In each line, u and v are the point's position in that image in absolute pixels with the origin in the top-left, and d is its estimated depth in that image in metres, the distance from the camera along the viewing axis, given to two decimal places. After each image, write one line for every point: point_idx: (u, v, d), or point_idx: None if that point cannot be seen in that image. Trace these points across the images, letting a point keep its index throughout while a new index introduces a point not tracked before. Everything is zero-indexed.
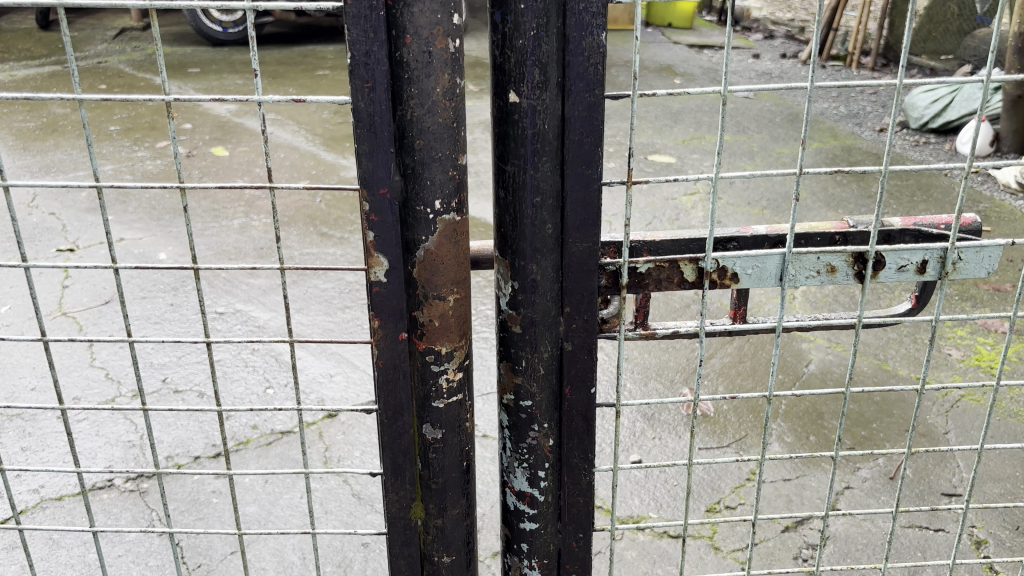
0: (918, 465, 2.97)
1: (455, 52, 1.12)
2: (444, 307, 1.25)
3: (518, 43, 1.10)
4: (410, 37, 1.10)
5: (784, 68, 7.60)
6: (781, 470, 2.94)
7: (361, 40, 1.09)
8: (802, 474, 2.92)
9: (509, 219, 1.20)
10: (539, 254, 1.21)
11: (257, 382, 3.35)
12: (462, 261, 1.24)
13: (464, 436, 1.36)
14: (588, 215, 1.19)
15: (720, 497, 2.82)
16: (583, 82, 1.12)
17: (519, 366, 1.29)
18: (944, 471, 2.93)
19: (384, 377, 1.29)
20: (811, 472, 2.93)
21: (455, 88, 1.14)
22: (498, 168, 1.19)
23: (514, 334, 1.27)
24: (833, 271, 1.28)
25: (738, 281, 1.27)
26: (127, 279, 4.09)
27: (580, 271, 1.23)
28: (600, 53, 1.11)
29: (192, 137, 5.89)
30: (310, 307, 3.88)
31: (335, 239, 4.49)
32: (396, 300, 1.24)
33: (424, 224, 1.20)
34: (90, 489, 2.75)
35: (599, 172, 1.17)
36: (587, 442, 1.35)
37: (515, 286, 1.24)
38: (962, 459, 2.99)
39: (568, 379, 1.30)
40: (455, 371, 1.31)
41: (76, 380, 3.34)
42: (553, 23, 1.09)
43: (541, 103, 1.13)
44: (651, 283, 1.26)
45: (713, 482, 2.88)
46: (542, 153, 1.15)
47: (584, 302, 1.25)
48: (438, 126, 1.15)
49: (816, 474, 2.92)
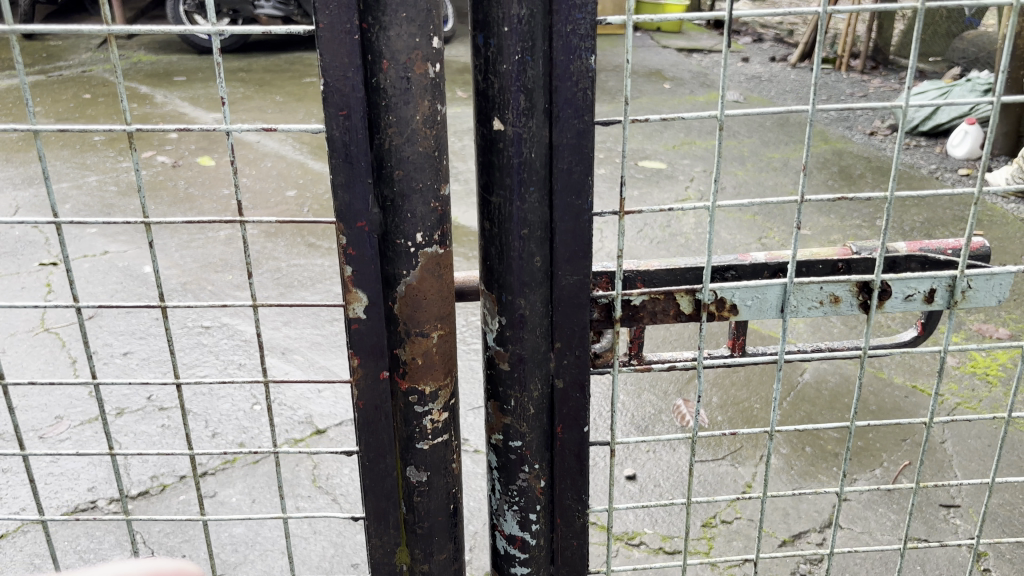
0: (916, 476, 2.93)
1: (434, 77, 1.05)
2: (427, 344, 1.18)
3: (502, 68, 1.04)
4: (387, 62, 1.03)
5: (773, 72, 7.55)
6: (778, 483, 2.89)
7: (334, 66, 1.02)
8: (800, 487, 2.87)
9: (494, 252, 1.14)
10: (527, 288, 1.15)
11: (243, 398, 3.28)
12: (446, 296, 1.17)
13: (451, 478, 1.29)
14: (577, 247, 1.13)
15: (716, 512, 2.76)
16: (571, 108, 1.06)
17: (508, 406, 1.22)
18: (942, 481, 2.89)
19: (364, 419, 1.22)
20: (809, 485, 2.87)
21: (436, 115, 1.07)
22: (483, 199, 1.13)
23: (502, 372, 1.20)
24: (836, 301, 1.21)
25: (737, 313, 1.21)
26: (112, 293, 4.02)
27: (570, 305, 1.16)
28: (589, 78, 1.04)
29: (177, 147, 5.81)
30: (297, 320, 3.82)
31: (323, 250, 4.43)
32: (376, 338, 1.17)
33: (406, 258, 1.14)
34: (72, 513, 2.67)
35: (590, 202, 1.11)
36: (581, 483, 1.27)
37: (502, 321, 1.17)
38: (959, 469, 2.94)
39: (560, 418, 1.23)
40: (441, 411, 1.23)
41: (59, 398, 3.26)
42: (539, 47, 1.03)
43: (528, 131, 1.06)
44: (645, 316, 1.20)
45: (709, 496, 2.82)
46: (528, 183, 1.09)
47: (575, 337, 1.18)
48: (417, 155, 1.08)
49: (814, 486, 2.87)
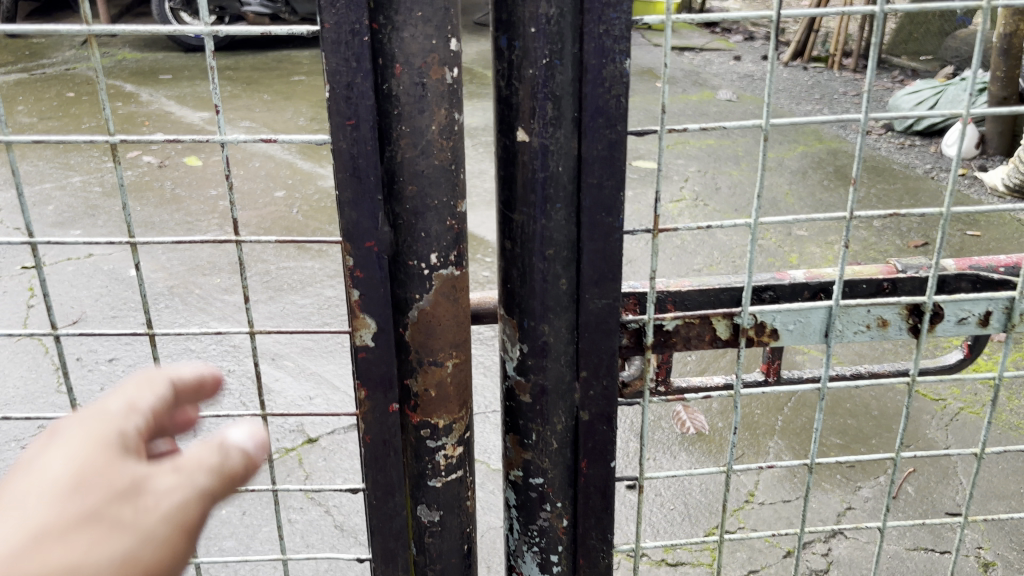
0: (918, 482, 2.77)
1: (452, 83, 0.95)
2: (441, 374, 1.08)
3: (527, 73, 0.94)
4: (400, 66, 0.93)
5: (765, 70, 7.47)
6: (779, 491, 2.76)
7: (341, 70, 0.91)
8: (802, 494, 2.74)
9: (516, 274, 1.04)
10: (551, 314, 1.05)
11: (232, 406, 3.16)
12: (462, 321, 1.07)
13: (464, 517, 1.19)
14: (607, 269, 1.03)
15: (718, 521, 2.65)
16: (602, 116, 0.95)
17: (529, 440, 1.12)
18: (946, 487, 2.73)
19: (372, 455, 1.11)
20: (812, 493, 2.77)
21: (454, 125, 0.97)
22: (504, 216, 1.03)
23: (523, 404, 1.10)
24: (884, 324, 1.12)
25: (779, 338, 1.11)
26: (97, 296, 3.89)
27: (598, 332, 1.06)
28: (623, 83, 0.94)
29: (164, 146, 5.68)
30: (287, 324, 3.70)
31: (313, 252, 4.31)
32: (385, 368, 1.07)
33: (418, 281, 1.04)
34: None
35: (621, 220, 1.01)
36: (606, 522, 1.17)
37: (524, 349, 1.07)
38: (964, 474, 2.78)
39: (585, 454, 1.12)
40: (455, 446, 1.14)
41: (41, 408, 3.13)
42: (568, 50, 0.93)
43: (554, 142, 0.97)
44: (678, 341, 1.10)
45: (709, 504, 2.71)
46: (554, 200, 0.99)
47: (603, 367, 1.08)
48: (433, 169, 0.98)
49: (817, 494, 2.77)
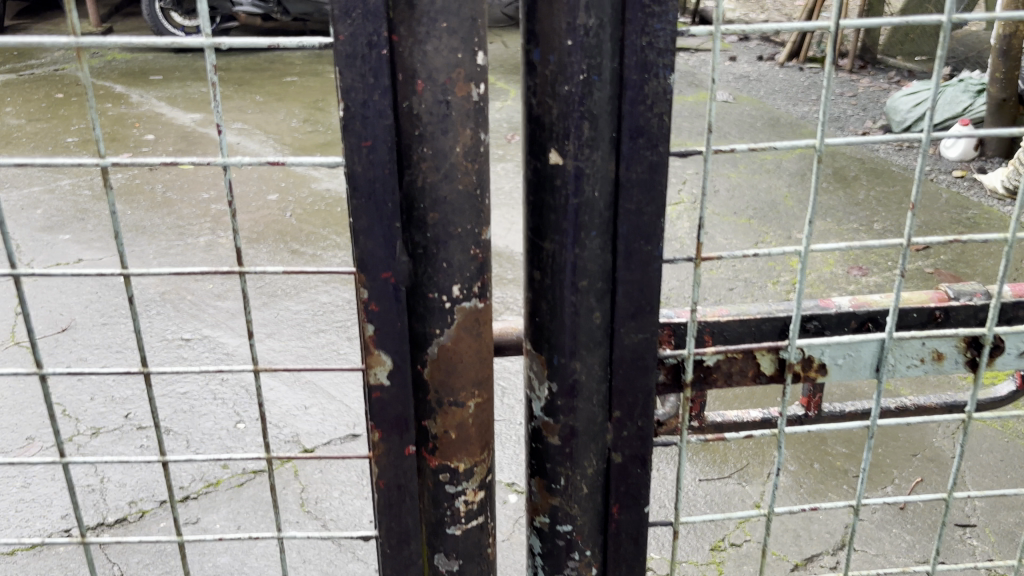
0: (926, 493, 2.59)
1: (478, 100, 0.86)
2: (462, 415, 1.00)
3: (562, 90, 0.85)
4: (422, 83, 0.84)
5: (761, 71, 7.39)
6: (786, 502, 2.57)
7: (357, 86, 0.83)
8: (809, 506, 2.56)
9: (545, 307, 0.96)
10: (583, 350, 0.96)
11: (226, 416, 3.04)
12: (486, 357, 0.98)
13: (485, 565, 1.10)
14: (644, 301, 0.94)
15: (725, 534, 2.45)
16: (643, 137, 0.87)
17: (556, 484, 1.03)
18: (953, 500, 2.55)
19: (386, 501, 1.03)
20: (819, 504, 2.57)
21: (479, 146, 0.89)
22: (532, 245, 0.94)
23: (551, 446, 1.01)
24: (940, 358, 1.04)
25: (827, 374, 1.03)
26: (87, 303, 3.78)
27: (634, 369, 0.98)
28: (667, 100, 0.85)
29: (155, 149, 5.58)
30: (282, 331, 3.59)
31: (308, 257, 4.21)
32: (401, 407, 0.98)
33: (439, 315, 0.95)
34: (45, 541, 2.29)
35: (661, 249, 0.92)
36: (638, 570, 1.08)
37: (553, 388, 0.98)
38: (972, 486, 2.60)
39: (617, 498, 1.04)
40: (475, 491, 1.05)
41: (30, 419, 3.00)
42: (607, 64, 0.84)
43: (590, 165, 0.88)
44: (719, 377, 1.02)
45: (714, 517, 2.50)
46: (588, 227, 0.91)
47: (638, 405, 1.00)
48: (456, 194, 0.90)
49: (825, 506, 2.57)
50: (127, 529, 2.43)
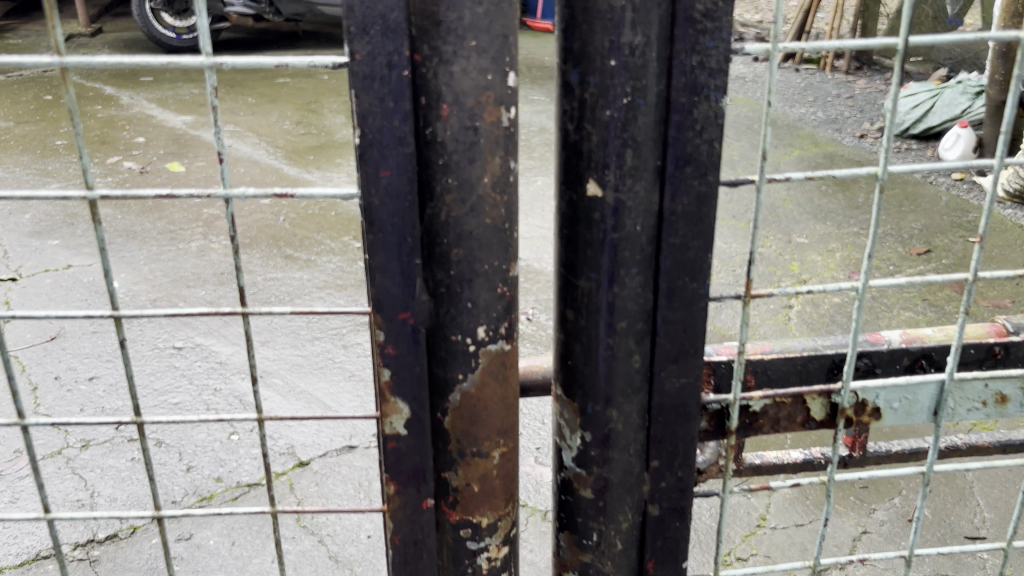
0: (934, 503, 2.30)
1: (509, 126, 0.78)
2: (486, 466, 0.91)
3: (603, 115, 0.77)
4: (448, 107, 0.76)
5: (758, 72, 7.31)
6: (789, 513, 2.27)
7: (376, 109, 0.74)
8: (815, 518, 2.26)
9: (578, 350, 0.87)
10: (620, 397, 0.88)
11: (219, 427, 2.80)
12: (512, 404, 0.90)
13: None
14: (687, 343, 0.86)
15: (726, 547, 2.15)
16: (691, 166, 0.79)
17: (587, 540, 0.95)
18: (964, 510, 2.26)
19: (402, 558, 0.94)
20: (823, 516, 2.27)
21: (508, 176, 0.80)
22: (565, 282, 0.86)
23: (582, 499, 0.93)
24: (1002, 400, 0.97)
25: (881, 418, 0.96)
26: (77, 311, 3.66)
27: (674, 416, 0.89)
28: (719, 125, 0.77)
29: (145, 152, 5.46)
30: (276, 339, 3.48)
31: (301, 262, 4.10)
32: (419, 459, 0.89)
33: (462, 359, 0.86)
34: (31, 560, 2.14)
35: (707, 286, 0.84)
36: None
37: (586, 437, 0.90)
38: (982, 496, 2.31)
39: (652, 553, 0.96)
40: (499, 546, 0.96)
41: None
42: (653, 86, 0.76)
43: (631, 197, 0.79)
44: (766, 424, 0.95)
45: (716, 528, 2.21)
46: (628, 264, 0.82)
47: (677, 455, 0.91)
48: (483, 228, 0.81)
49: (828, 517, 2.27)
50: (120, 544, 2.22)
